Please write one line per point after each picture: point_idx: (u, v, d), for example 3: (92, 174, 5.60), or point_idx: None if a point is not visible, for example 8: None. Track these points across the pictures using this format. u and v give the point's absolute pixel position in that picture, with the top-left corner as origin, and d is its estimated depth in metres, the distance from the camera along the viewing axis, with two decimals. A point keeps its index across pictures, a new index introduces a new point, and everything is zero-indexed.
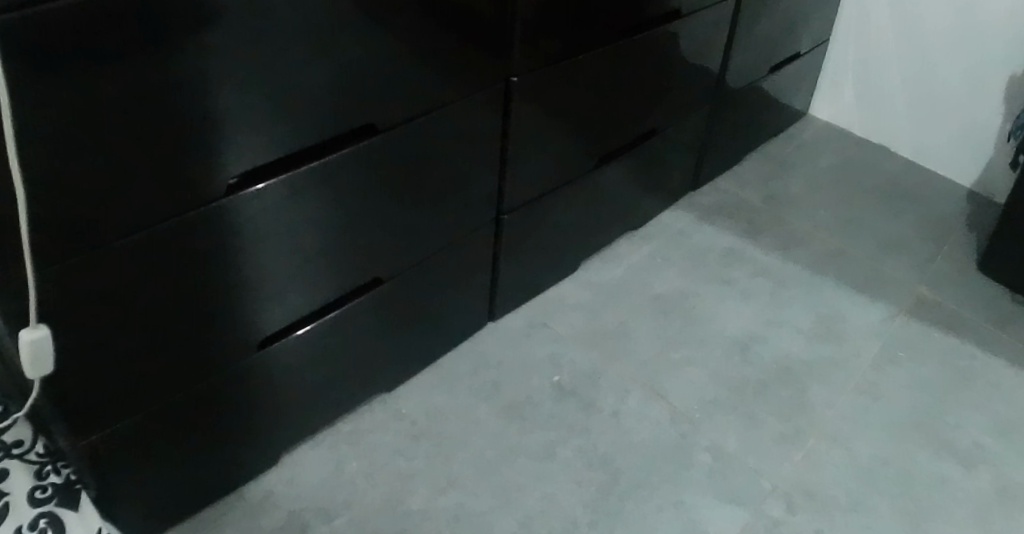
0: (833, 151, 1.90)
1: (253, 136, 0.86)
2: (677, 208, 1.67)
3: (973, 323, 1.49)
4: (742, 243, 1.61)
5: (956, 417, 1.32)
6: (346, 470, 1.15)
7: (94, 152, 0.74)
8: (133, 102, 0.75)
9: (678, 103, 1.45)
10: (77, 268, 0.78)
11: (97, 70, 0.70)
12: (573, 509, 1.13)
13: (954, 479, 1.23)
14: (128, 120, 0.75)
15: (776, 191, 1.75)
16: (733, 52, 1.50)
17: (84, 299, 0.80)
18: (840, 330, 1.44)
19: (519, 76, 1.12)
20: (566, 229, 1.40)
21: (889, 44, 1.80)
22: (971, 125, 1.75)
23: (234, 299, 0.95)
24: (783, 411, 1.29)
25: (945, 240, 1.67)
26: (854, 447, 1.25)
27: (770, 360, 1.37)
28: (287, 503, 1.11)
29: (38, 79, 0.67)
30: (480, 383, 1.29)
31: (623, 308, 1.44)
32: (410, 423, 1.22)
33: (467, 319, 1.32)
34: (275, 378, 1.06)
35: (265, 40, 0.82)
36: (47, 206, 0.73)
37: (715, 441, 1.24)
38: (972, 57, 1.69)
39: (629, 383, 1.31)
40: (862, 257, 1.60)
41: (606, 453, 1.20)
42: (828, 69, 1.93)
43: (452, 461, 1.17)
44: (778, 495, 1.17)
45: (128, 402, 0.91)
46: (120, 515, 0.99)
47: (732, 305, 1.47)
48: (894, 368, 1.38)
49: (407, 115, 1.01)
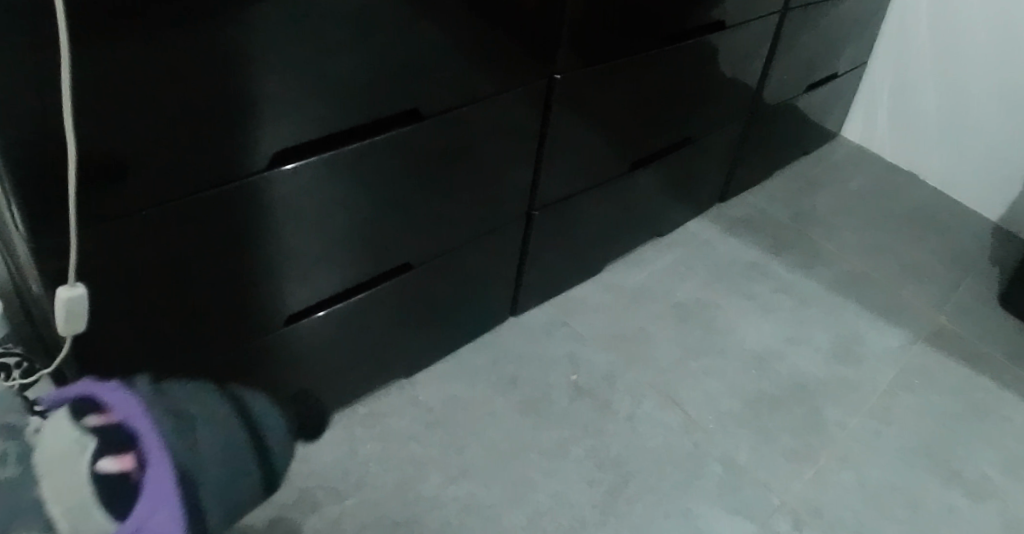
0: (868, 171, 1.89)
1: (296, 113, 0.88)
2: (704, 218, 1.67)
3: (991, 357, 1.48)
4: (767, 257, 1.60)
5: (969, 449, 1.31)
6: (360, 451, 1.17)
7: (136, 125, 0.77)
8: (178, 78, 0.77)
9: (716, 113, 1.45)
10: (115, 232, 0.81)
11: (155, 37, 0.73)
12: (581, 508, 1.14)
13: (962, 510, 1.23)
14: (170, 95, 0.77)
15: (807, 208, 1.74)
16: (770, 68, 1.49)
17: (120, 262, 0.84)
18: (860, 352, 1.44)
19: (562, 74, 1.13)
20: (594, 230, 1.40)
21: (929, 71, 1.78)
22: (1003, 159, 1.73)
23: (264, 272, 0.97)
24: (796, 429, 1.29)
25: (972, 271, 1.65)
26: (864, 470, 1.26)
27: (788, 377, 1.37)
28: (300, 479, 1.14)
29: (87, 54, 0.70)
30: (498, 376, 1.30)
31: (643, 313, 1.44)
32: (426, 410, 1.24)
33: (488, 312, 1.34)
34: (298, 354, 1.09)
35: (316, 22, 0.84)
36: (94, 171, 0.76)
37: (727, 453, 1.25)
38: (1009, 92, 1.67)
39: (645, 388, 1.32)
40: (885, 282, 1.59)
41: (618, 455, 1.22)
42: (864, 91, 1.90)
43: (465, 450, 1.19)
44: (785, 511, 1.18)
45: (152, 366, 0.94)
46: None
47: (753, 319, 1.46)
48: (910, 394, 1.38)
49: (446, 106, 1.02)
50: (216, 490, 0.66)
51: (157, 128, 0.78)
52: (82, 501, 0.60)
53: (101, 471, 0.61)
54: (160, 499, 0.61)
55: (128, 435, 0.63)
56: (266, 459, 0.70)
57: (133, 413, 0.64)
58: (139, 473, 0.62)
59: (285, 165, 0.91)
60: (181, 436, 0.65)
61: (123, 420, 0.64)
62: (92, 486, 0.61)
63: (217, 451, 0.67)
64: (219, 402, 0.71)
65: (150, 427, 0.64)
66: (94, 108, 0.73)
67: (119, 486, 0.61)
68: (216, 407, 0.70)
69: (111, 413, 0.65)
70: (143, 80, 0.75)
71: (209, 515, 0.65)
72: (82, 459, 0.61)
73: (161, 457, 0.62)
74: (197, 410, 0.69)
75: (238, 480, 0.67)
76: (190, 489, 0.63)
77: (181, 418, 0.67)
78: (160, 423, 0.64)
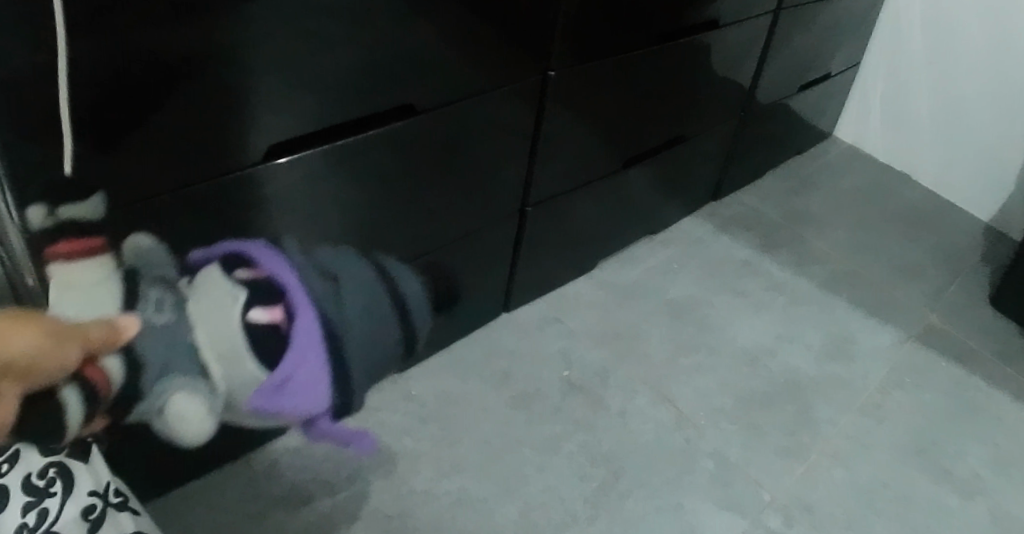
0: (860, 171, 1.90)
1: (290, 107, 0.88)
2: (697, 216, 1.68)
3: (981, 355, 1.49)
4: (759, 255, 1.61)
5: (959, 447, 1.32)
6: (352, 446, 1.18)
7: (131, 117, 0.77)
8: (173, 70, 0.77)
9: (709, 112, 1.46)
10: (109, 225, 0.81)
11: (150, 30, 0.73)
12: (573, 503, 1.15)
13: (952, 506, 1.24)
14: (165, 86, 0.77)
15: (799, 207, 1.75)
16: (764, 68, 1.50)
17: None
18: (851, 350, 1.45)
19: (556, 72, 1.13)
20: (587, 227, 1.41)
21: (921, 73, 1.79)
22: (994, 161, 1.74)
23: None
24: (787, 426, 1.30)
25: (962, 271, 1.67)
26: (855, 467, 1.26)
27: (779, 374, 1.38)
28: (292, 472, 1.14)
29: (86, 46, 0.70)
30: (491, 371, 1.31)
31: (635, 310, 1.45)
32: (418, 405, 1.24)
33: (480, 308, 1.34)
34: None
35: (311, 16, 0.84)
36: (88, 164, 0.77)
37: (718, 449, 1.25)
38: (1001, 94, 1.68)
39: (637, 385, 1.32)
40: (876, 281, 1.60)
41: (610, 450, 1.22)
42: (857, 92, 1.91)
43: (457, 445, 1.20)
44: (776, 507, 1.19)
45: None
46: (127, 470, 1.02)
47: (744, 317, 1.47)
48: (901, 392, 1.39)
49: (440, 101, 1.03)
50: (353, 341, 0.73)
51: (152, 120, 0.78)
52: (234, 352, 0.70)
53: (253, 319, 0.70)
54: (308, 332, 0.70)
55: (279, 289, 0.72)
56: (407, 320, 0.82)
57: (278, 268, 0.75)
58: (288, 336, 0.70)
59: (279, 158, 0.91)
60: (326, 299, 0.73)
61: (274, 276, 0.74)
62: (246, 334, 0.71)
63: (370, 312, 0.78)
64: (366, 266, 0.87)
65: (298, 283, 0.73)
66: (91, 99, 0.73)
67: (269, 339, 0.70)
68: (367, 278, 0.83)
69: (258, 268, 0.76)
70: (138, 73, 0.75)
71: (350, 368, 0.72)
72: (235, 309, 0.71)
73: (310, 313, 0.70)
74: (351, 268, 0.85)
75: (380, 335, 0.78)
76: (333, 344, 0.71)
77: (328, 284, 0.77)
78: (310, 287, 0.74)
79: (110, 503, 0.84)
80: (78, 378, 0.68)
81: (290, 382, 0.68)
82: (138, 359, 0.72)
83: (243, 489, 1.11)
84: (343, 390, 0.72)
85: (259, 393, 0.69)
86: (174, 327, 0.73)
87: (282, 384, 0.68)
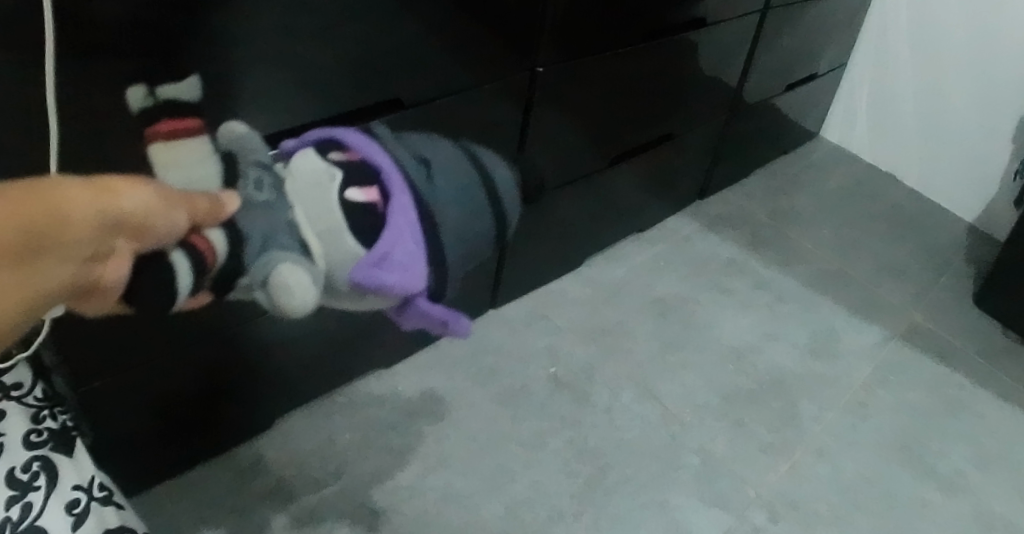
0: (846, 171, 1.91)
1: (277, 100, 0.88)
2: (684, 214, 1.69)
3: (965, 354, 1.50)
4: (746, 254, 1.62)
5: (943, 445, 1.33)
6: (338, 440, 1.18)
7: (115, 110, 0.77)
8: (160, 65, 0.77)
9: (696, 110, 1.46)
10: None
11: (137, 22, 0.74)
12: (559, 498, 1.15)
13: (935, 503, 1.25)
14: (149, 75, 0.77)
15: (785, 206, 1.77)
16: (750, 68, 1.51)
17: None
18: (836, 347, 1.46)
19: (544, 67, 1.14)
20: (574, 223, 1.41)
21: (906, 74, 1.80)
22: (978, 162, 1.76)
23: None
24: (773, 423, 1.31)
25: (946, 271, 1.68)
26: (839, 463, 1.27)
27: (764, 371, 1.39)
28: (277, 467, 1.14)
29: (72, 35, 0.70)
30: (477, 367, 1.31)
31: (622, 307, 1.46)
32: (405, 400, 1.25)
33: (467, 303, 1.34)
34: (277, 342, 1.09)
35: (298, 9, 0.84)
36: (73, 156, 0.77)
37: (704, 445, 1.26)
38: (985, 95, 1.70)
39: (624, 381, 1.33)
40: (861, 279, 1.61)
41: (596, 447, 1.23)
42: (843, 92, 1.93)
43: (444, 440, 1.20)
44: (761, 503, 1.20)
45: (133, 351, 0.93)
46: (111, 464, 1.02)
47: (730, 315, 1.48)
48: (885, 390, 1.40)
49: (428, 95, 1.03)
50: (447, 227, 0.80)
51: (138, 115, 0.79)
52: (333, 229, 0.74)
53: (350, 198, 0.75)
54: (405, 212, 0.76)
55: (375, 173, 0.78)
56: (494, 208, 0.87)
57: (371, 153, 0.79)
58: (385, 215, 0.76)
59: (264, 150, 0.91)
60: (420, 178, 0.80)
61: (369, 159, 0.79)
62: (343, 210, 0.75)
63: (457, 198, 0.82)
64: (448, 149, 0.88)
65: (392, 167, 0.79)
66: (75, 89, 0.73)
67: (368, 217, 0.75)
68: (452, 159, 0.86)
69: (350, 153, 0.80)
70: (124, 67, 0.75)
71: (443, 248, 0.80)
72: (332, 187, 0.75)
73: (405, 198, 0.77)
74: (438, 153, 0.86)
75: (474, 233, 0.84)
76: (425, 223, 0.79)
77: (420, 161, 0.83)
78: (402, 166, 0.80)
79: (94, 497, 0.82)
80: (186, 245, 0.64)
81: (390, 260, 0.75)
82: (240, 233, 0.69)
83: (228, 483, 1.11)
84: (440, 275, 0.80)
85: (359, 267, 0.74)
86: (270, 205, 0.73)
87: (382, 260, 0.75)
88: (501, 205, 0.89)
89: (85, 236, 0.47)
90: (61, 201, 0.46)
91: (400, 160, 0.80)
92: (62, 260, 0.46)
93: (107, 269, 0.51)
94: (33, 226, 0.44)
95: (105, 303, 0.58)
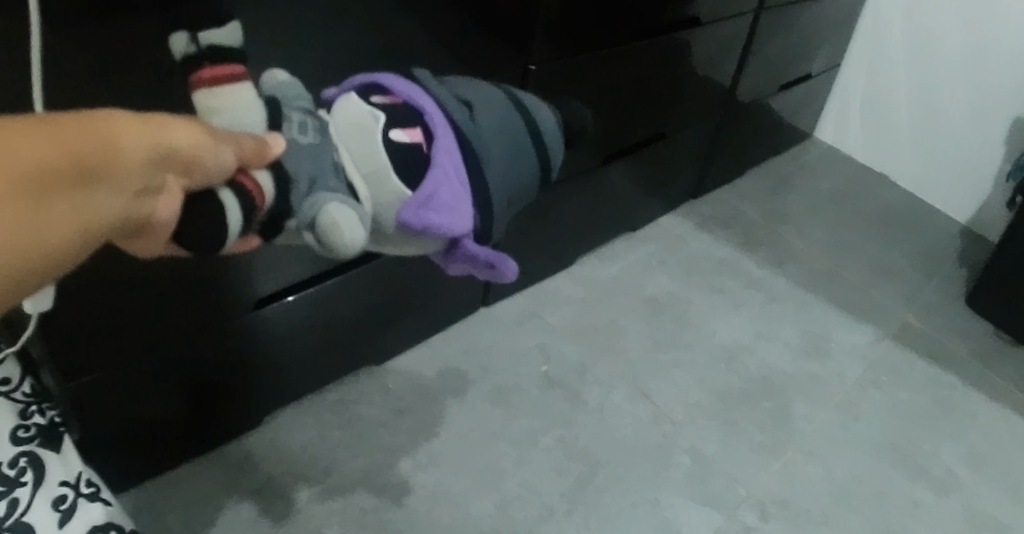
0: (839, 172, 1.91)
1: None
2: (676, 213, 1.69)
3: (956, 355, 1.50)
4: (739, 254, 1.62)
5: (934, 445, 1.33)
6: (328, 438, 1.17)
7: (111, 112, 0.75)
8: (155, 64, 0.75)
9: (690, 108, 1.46)
10: None
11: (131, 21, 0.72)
12: (550, 497, 1.15)
13: (926, 503, 1.25)
14: (141, 77, 0.75)
15: (778, 206, 1.77)
16: (744, 67, 1.51)
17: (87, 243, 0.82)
18: (828, 348, 1.46)
19: (537, 65, 1.13)
20: (567, 221, 1.41)
21: (900, 76, 1.81)
22: (971, 163, 1.76)
23: (234, 256, 0.96)
24: (764, 422, 1.31)
25: (939, 272, 1.68)
26: (831, 463, 1.27)
27: (756, 371, 1.39)
28: (267, 464, 1.13)
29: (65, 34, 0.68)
30: (469, 366, 1.30)
31: (615, 305, 1.45)
32: (396, 398, 1.24)
33: (459, 301, 1.34)
34: (268, 339, 1.08)
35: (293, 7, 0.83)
36: None
37: (696, 444, 1.26)
38: (978, 97, 1.70)
39: (616, 380, 1.33)
40: (854, 280, 1.61)
41: (588, 445, 1.22)
42: (836, 94, 1.93)
43: (435, 438, 1.19)
44: (752, 503, 1.20)
45: (122, 348, 0.93)
46: (101, 461, 1.01)
47: (723, 314, 1.48)
48: (877, 390, 1.40)
49: None
50: (496, 172, 0.68)
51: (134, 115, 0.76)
52: (380, 171, 0.64)
53: (394, 139, 0.65)
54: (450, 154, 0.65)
55: (416, 115, 0.67)
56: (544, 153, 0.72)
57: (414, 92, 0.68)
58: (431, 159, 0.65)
59: None
60: (465, 118, 0.68)
61: (411, 103, 0.67)
62: (387, 151, 0.64)
63: (511, 139, 0.69)
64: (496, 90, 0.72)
65: (437, 109, 0.68)
66: (69, 90, 0.71)
67: (412, 163, 0.65)
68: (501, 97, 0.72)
69: (393, 94, 0.68)
70: (117, 66, 0.73)
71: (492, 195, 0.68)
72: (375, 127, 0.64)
73: (449, 141, 0.66)
74: (484, 91, 0.72)
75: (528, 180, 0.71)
76: (471, 168, 0.67)
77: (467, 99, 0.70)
78: (446, 108, 0.68)
79: (81, 493, 0.85)
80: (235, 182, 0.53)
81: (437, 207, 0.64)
82: (285, 172, 0.58)
83: (218, 480, 1.11)
84: (484, 214, 0.68)
85: (405, 209, 0.64)
86: (317, 148, 0.62)
87: (427, 200, 0.64)
88: (554, 149, 0.74)
89: (134, 165, 0.41)
90: (102, 128, 0.40)
91: (444, 100, 0.68)
92: (112, 192, 0.40)
93: (160, 208, 0.44)
94: (76, 152, 0.37)
95: (155, 246, 0.49)
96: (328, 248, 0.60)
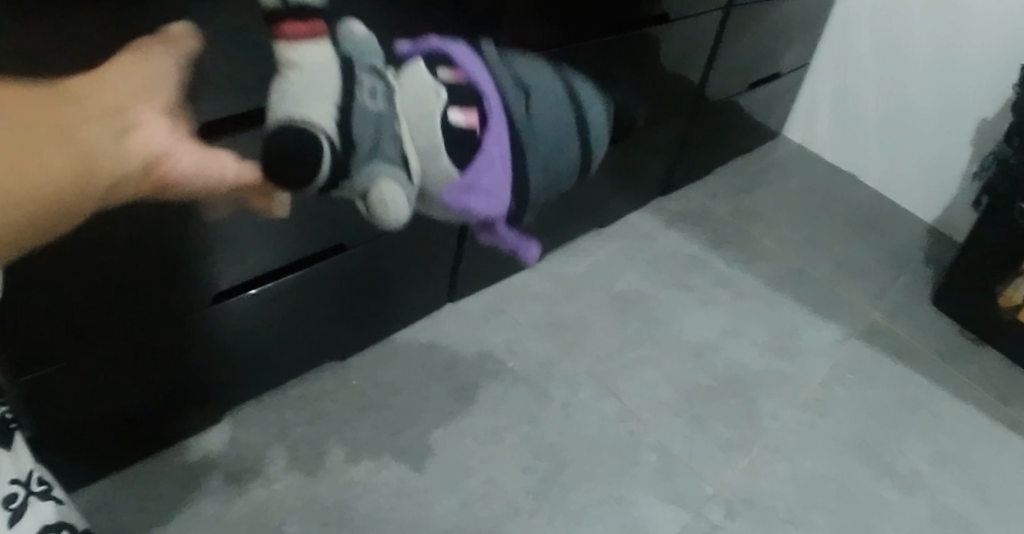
0: (809, 171, 1.92)
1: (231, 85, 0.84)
2: (646, 211, 1.68)
3: (922, 352, 1.51)
4: (707, 251, 1.62)
5: (900, 443, 1.34)
6: (290, 435, 1.15)
7: None
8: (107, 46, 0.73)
9: (659, 105, 1.46)
10: None
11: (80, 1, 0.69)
12: (515, 494, 1.14)
13: (892, 501, 1.25)
14: (94, 58, 0.72)
15: (747, 204, 1.77)
16: (714, 65, 1.51)
17: None
18: (794, 345, 1.46)
19: None
20: (534, 217, 1.40)
21: (868, 76, 1.82)
22: (938, 164, 1.78)
23: (193, 248, 0.93)
24: (731, 420, 1.31)
25: (905, 271, 1.69)
26: (797, 461, 1.27)
27: (723, 368, 1.39)
28: (227, 461, 1.11)
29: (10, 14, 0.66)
30: (434, 362, 1.29)
31: (582, 302, 1.45)
32: (360, 395, 1.22)
33: (425, 297, 1.32)
34: (228, 333, 1.06)
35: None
36: None
37: (662, 441, 1.25)
38: (945, 98, 1.72)
39: (582, 377, 1.32)
40: (821, 278, 1.62)
41: (553, 442, 1.21)
42: (806, 93, 1.94)
43: (399, 435, 1.18)
44: (718, 500, 1.19)
45: (77, 340, 0.90)
46: (54, 458, 0.98)
47: (690, 311, 1.48)
48: (843, 388, 1.40)
49: None
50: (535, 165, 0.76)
51: None
52: (432, 147, 0.69)
53: (451, 120, 0.70)
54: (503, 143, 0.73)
55: (477, 96, 0.72)
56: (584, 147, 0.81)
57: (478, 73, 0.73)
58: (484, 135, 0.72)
59: (219, 136, 0.85)
60: (519, 108, 0.74)
61: (473, 83, 0.73)
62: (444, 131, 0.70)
63: (553, 117, 0.77)
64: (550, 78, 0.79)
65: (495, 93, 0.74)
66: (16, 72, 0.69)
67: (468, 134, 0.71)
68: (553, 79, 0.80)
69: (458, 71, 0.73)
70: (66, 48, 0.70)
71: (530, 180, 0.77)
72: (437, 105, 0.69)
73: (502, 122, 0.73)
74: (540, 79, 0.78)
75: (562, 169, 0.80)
76: (516, 154, 0.75)
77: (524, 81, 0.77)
78: (504, 90, 0.75)
79: (32, 493, 0.82)
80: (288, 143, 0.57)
81: (477, 185, 0.73)
82: (352, 137, 0.60)
83: (176, 478, 1.08)
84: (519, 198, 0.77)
85: (450, 190, 0.72)
86: (383, 118, 0.64)
87: (470, 187, 0.73)
88: (593, 145, 0.82)
89: (97, 97, 0.49)
90: (59, 87, 0.49)
91: (504, 87, 0.75)
92: (90, 121, 0.48)
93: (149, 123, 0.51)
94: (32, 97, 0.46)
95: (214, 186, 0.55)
96: (373, 217, 0.65)
